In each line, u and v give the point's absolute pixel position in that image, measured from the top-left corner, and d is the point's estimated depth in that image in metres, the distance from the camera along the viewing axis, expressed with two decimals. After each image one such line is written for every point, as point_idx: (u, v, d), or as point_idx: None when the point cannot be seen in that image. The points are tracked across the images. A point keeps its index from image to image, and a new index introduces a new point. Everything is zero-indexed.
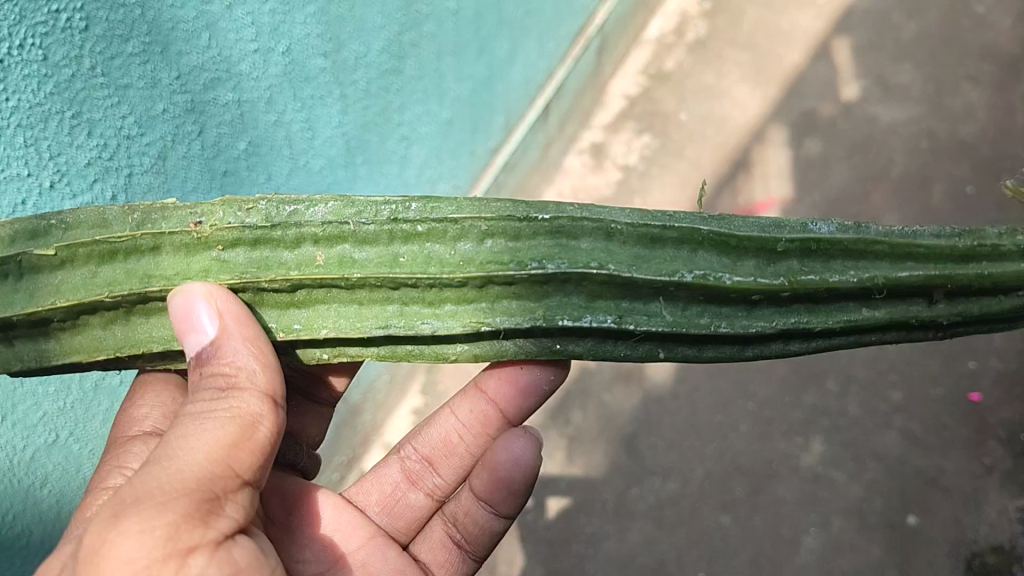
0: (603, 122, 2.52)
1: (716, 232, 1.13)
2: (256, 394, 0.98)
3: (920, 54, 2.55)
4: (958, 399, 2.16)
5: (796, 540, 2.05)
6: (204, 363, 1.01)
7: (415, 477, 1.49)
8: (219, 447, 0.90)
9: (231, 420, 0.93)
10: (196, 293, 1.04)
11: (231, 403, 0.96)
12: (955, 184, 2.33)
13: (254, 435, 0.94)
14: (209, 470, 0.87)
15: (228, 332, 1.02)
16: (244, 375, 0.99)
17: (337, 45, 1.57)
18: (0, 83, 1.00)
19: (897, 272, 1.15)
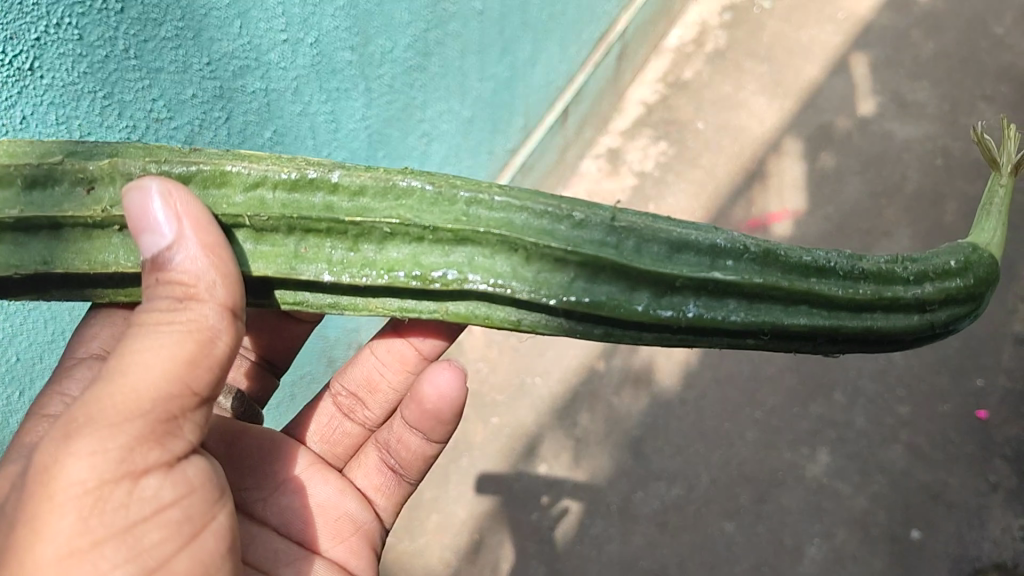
0: (620, 128, 2.54)
1: (664, 246, 1.07)
2: (215, 306, 0.89)
3: (937, 73, 2.58)
4: (965, 414, 2.18)
5: (799, 550, 2.04)
6: (159, 266, 0.89)
7: (348, 409, 1.45)
8: (173, 367, 0.84)
9: (186, 336, 0.85)
10: (153, 191, 0.91)
11: (186, 315, 0.87)
12: (968, 202, 2.32)
13: (211, 351, 0.87)
14: (162, 392, 0.83)
15: (189, 236, 0.91)
16: (203, 286, 0.89)
17: (365, 40, 1.60)
18: (36, 60, 1.04)
19: (833, 294, 1.13)
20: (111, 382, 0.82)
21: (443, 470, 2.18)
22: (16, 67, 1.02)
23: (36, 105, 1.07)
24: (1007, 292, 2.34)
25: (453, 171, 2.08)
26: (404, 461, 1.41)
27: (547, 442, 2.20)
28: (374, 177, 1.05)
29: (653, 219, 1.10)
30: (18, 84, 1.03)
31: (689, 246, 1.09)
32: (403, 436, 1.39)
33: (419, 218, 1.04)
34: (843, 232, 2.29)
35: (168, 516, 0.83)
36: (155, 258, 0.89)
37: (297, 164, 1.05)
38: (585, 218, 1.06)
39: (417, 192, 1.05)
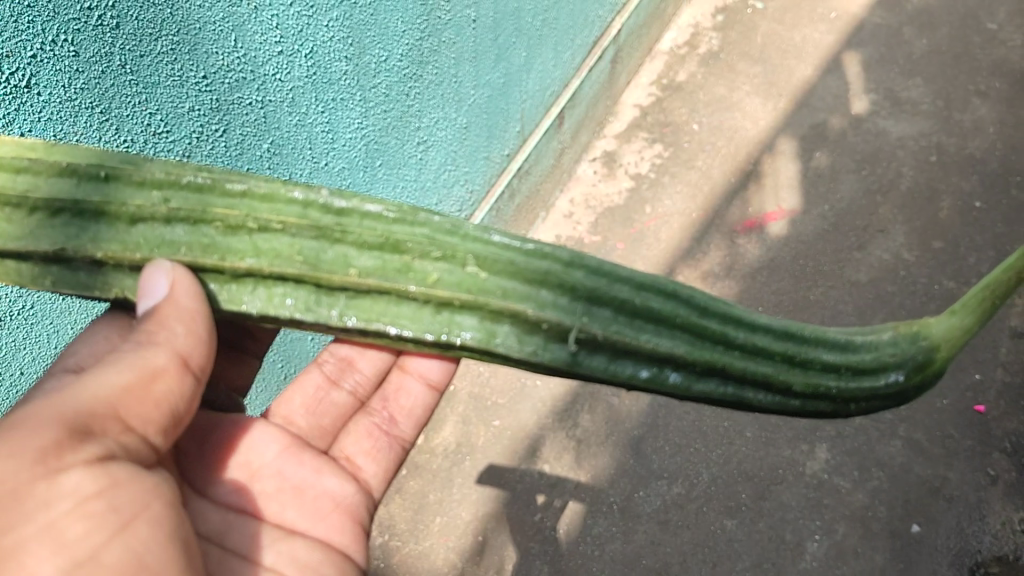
0: (617, 131, 2.57)
1: (616, 342, 1.09)
2: (167, 351, 0.96)
3: (931, 70, 2.59)
4: (963, 408, 2.19)
5: (800, 546, 2.05)
6: (139, 322, 0.98)
7: (336, 375, 1.44)
8: (112, 390, 0.88)
9: (131, 367, 0.91)
10: (155, 262, 1.02)
11: (138, 354, 0.93)
12: (963, 199, 2.33)
13: (151, 386, 0.92)
14: (97, 408, 0.86)
15: (172, 296, 0.99)
16: (162, 334, 0.97)
17: (360, 50, 1.64)
18: (34, 77, 1.08)
19: (770, 393, 1.17)
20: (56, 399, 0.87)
21: (446, 473, 2.21)
22: (13, 84, 1.06)
23: (35, 122, 1.11)
24: None
25: (452, 179, 2.10)
26: (402, 418, 1.45)
27: (547, 444, 2.23)
28: (357, 272, 1.06)
29: (612, 309, 1.10)
30: (17, 101, 1.07)
31: (643, 352, 1.10)
32: (403, 393, 1.46)
33: (393, 322, 1.08)
34: (838, 230, 2.30)
35: (89, 508, 0.80)
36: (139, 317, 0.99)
37: (284, 254, 1.05)
38: (548, 322, 1.07)
39: (394, 287, 1.06)
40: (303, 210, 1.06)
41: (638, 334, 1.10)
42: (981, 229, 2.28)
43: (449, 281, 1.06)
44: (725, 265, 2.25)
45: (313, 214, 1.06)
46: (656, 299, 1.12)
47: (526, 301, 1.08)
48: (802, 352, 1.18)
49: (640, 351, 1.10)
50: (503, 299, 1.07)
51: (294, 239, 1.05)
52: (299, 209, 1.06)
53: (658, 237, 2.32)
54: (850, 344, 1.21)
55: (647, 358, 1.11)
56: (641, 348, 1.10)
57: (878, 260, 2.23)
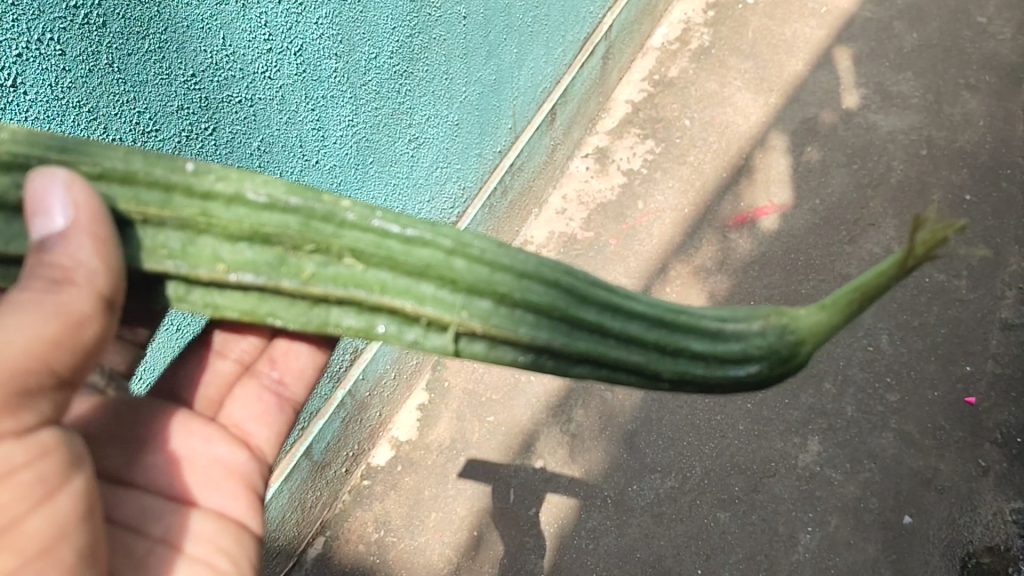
0: (608, 127, 2.58)
1: (476, 329, 1.05)
2: (89, 293, 0.87)
3: (921, 63, 2.60)
4: (954, 400, 2.20)
5: (793, 538, 2.07)
6: (43, 250, 0.88)
7: (220, 346, 1.30)
8: (36, 344, 0.81)
9: (54, 313, 0.83)
10: (60, 180, 0.92)
11: (58, 296, 0.85)
12: (954, 191, 2.36)
13: (77, 334, 0.85)
14: (21, 366, 0.79)
15: (80, 226, 0.91)
16: (81, 272, 0.88)
17: (350, 47, 1.65)
18: (19, 75, 1.08)
19: (638, 378, 1.11)
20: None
21: (441, 469, 2.23)
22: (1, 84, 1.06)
23: (21, 120, 1.11)
24: (994, 279, 2.35)
25: (444, 176, 2.12)
26: (292, 381, 1.35)
27: (542, 439, 2.25)
28: (226, 267, 1.03)
29: (477, 295, 1.05)
30: (4, 100, 1.07)
31: (520, 342, 1.06)
32: (290, 356, 1.33)
33: (278, 319, 1.08)
34: (829, 224, 2.31)
35: (18, 478, 0.78)
36: (40, 243, 0.89)
37: (151, 247, 1.02)
38: (428, 315, 1.05)
39: (262, 277, 1.04)
40: (166, 197, 1.01)
41: (517, 326, 1.06)
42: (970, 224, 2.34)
43: (324, 275, 1.05)
44: (718, 261, 2.26)
45: (177, 203, 1.01)
46: (538, 288, 1.06)
47: (405, 295, 1.05)
48: (675, 339, 1.10)
49: (499, 336, 1.06)
50: (379, 287, 1.05)
51: (163, 231, 1.02)
52: (161, 198, 1.01)
53: (650, 233, 2.33)
54: (722, 334, 1.10)
55: (511, 341, 1.07)
56: (522, 342, 1.06)
57: (868, 253, 2.24)
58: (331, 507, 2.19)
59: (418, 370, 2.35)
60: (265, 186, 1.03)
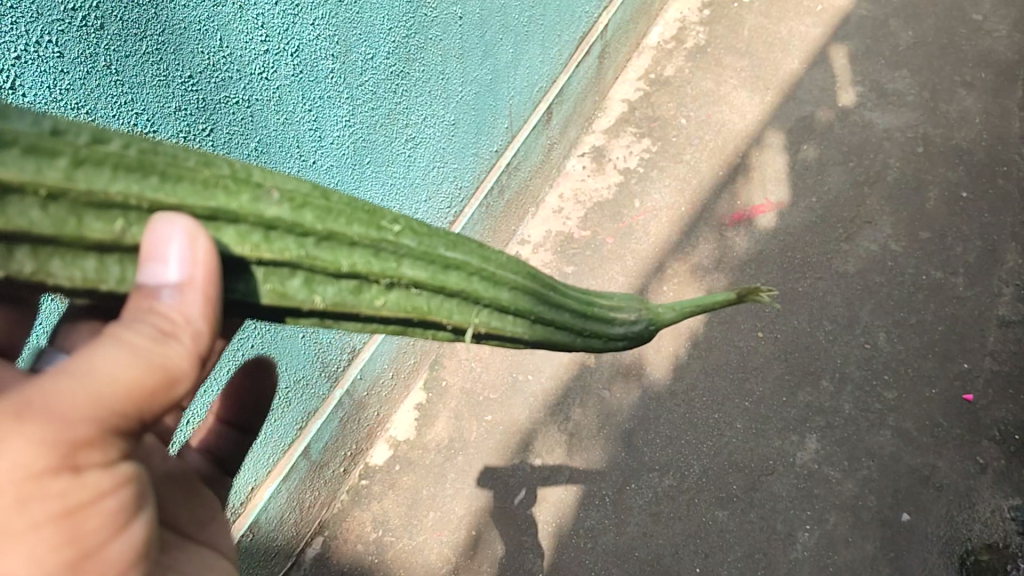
0: (604, 126, 2.58)
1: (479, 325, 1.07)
2: (190, 353, 0.74)
3: (917, 61, 2.60)
4: (952, 397, 2.18)
5: (791, 537, 2.06)
6: (154, 302, 0.73)
7: None
8: (129, 402, 0.67)
9: (156, 368, 0.70)
10: (179, 226, 0.75)
11: (160, 353, 0.70)
12: (950, 187, 2.38)
13: (170, 396, 0.71)
14: (106, 422, 0.66)
15: (199, 283, 0.75)
16: (186, 331, 0.74)
17: (347, 48, 1.65)
18: (17, 78, 1.08)
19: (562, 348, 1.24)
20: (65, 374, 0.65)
21: (439, 469, 2.22)
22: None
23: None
24: (991, 277, 2.29)
25: (441, 176, 2.12)
26: None
27: (541, 438, 2.24)
28: (322, 299, 0.90)
29: (484, 297, 1.06)
30: None
31: (502, 334, 1.12)
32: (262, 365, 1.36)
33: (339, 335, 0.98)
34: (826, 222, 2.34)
35: (104, 505, 0.67)
36: (151, 289, 0.74)
37: (262, 281, 0.86)
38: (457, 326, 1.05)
39: (344, 303, 0.93)
40: (266, 233, 0.84)
41: (509, 325, 1.12)
42: (968, 222, 2.35)
43: (393, 301, 0.97)
44: (715, 259, 2.27)
45: (277, 240, 0.85)
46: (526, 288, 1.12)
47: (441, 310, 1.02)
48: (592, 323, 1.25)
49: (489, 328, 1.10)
50: (429, 306, 1.01)
51: (269, 268, 0.86)
52: (258, 233, 0.83)
53: (646, 232, 2.33)
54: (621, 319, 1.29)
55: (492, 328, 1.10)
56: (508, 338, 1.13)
57: (865, 251, 2.32)
58: (329, 507, 2.18)
59: (415, 369, 2.35)
60: (347, 217, 0.90)
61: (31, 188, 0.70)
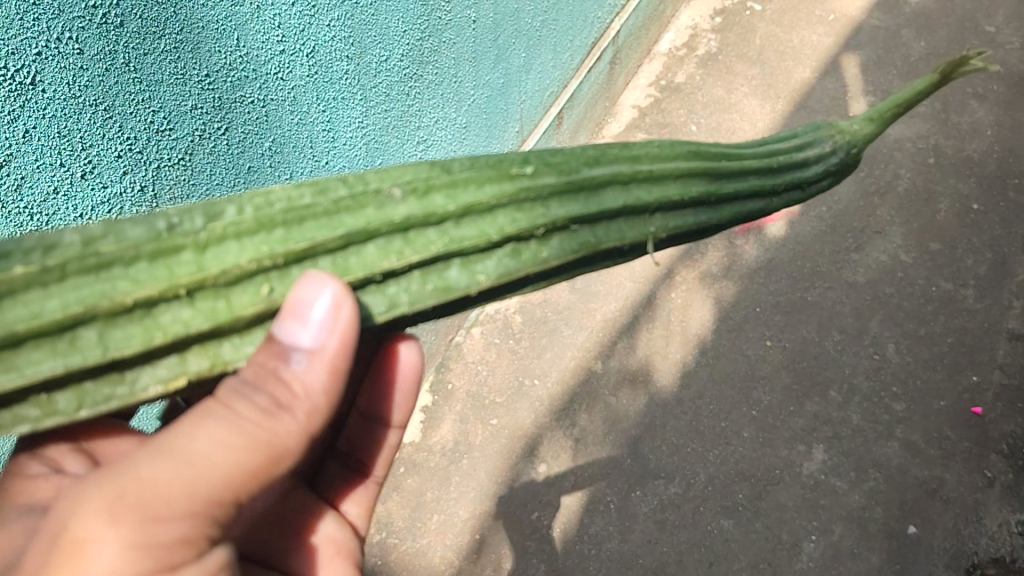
0: (615, 131, 2.56)
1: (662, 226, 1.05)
2: (300, 426, 0.83)
3: (929, 72, 2.58)
4: (960, 410, 2.17)
5: (797, 547, 2.06)
6: (281, 366, 0.82)
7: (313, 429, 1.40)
8: (237, 480, 0.77)
9: (263, 449, 0.79)
10: (327, 291, 0.82)
11: (271, 430, 0.80)
12: (961, 200, 2.38)
13: (276, 471, 0.81)
14: (217, 500, 0.76)
15: (326, 353, 0.84)
16: (300, 403, 0.83)
17: (361, 50, 1.65)
18: (39, 75, 1.08)
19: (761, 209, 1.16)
20: (172, 449, 0.75)
21: (443, 471, 2.21)
22: (17, 81, 1.05)
23: (40, 118, 1.11)
24: (1001, 289, 2.29)
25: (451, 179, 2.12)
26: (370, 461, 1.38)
27: (546, 442, 2.23)
28: (484, 275, 0.93)
29: (657, 194, 1.04)
30: (20, 98, 1.07)
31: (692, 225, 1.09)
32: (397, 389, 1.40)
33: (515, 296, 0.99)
34: (835, 232, 2.39)
35: None
36: (283, 349, 0.83)
37: (405, 282, 0.90)
38: (635, 244, 1.04)
39: (506, 261, 0.95)
40: (404, 233, 0.90)
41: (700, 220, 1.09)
42: (979, 233, 2.35)
43: (559, 244, 0.98)
44: (723, 266, 2.40)
45: (416, 237, 0.90)
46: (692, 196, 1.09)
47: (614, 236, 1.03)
48: (779, 175, 1.17)
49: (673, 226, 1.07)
50: (599, 237, 1.01)
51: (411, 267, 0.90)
52: (399, 241, 0.90)
53: None
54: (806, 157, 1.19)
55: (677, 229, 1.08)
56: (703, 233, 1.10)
57: (875, 261, 2.33)
58: None
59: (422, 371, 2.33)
60: (477, 184, 0.94)
61: (171, 293, 0.82)
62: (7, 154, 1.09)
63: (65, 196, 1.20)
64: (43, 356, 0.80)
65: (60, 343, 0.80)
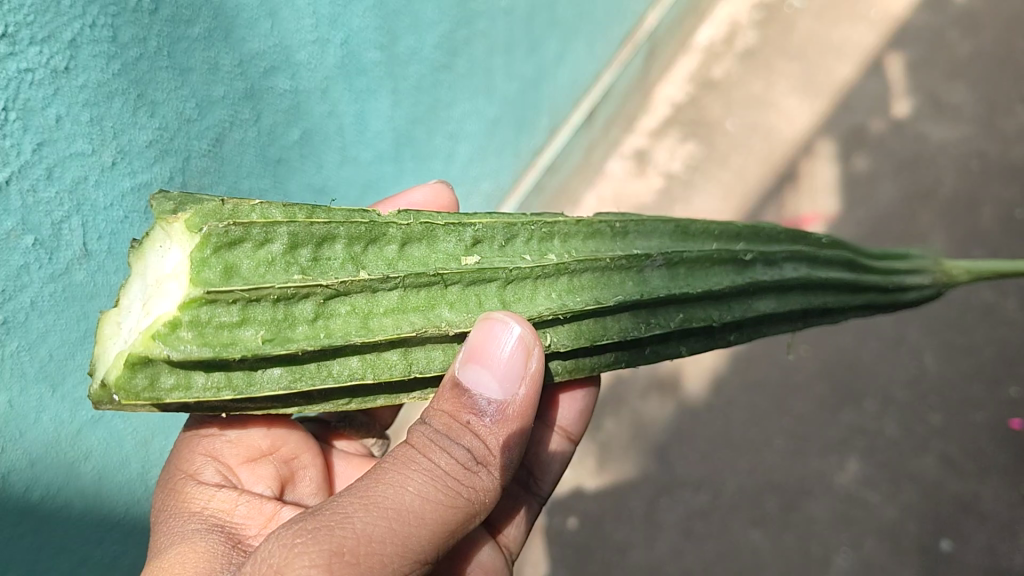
0: (649, 127, 2.49)
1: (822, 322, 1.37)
2: (492, 483, 0.93)
3: (974, 73, 2.48)
4: (998, 423, 2.10)
5: (827, 559, 2.02)
6: (479, 416, 0.93)
7: None
8: (440, 535, 0.86)
9: (464, 506, 0.89)
10: (518, 343, 0.96)
11: (468, 485, 0.90)
12: (1006, 205, 2.30)
13: (467, 526, 0.91)
14: (424, 557, 0.85)
15: (514, 405, 0.95)
16: (495, 457, 0.94)
17: (394, 39, 1.57)
18: (71, 60, 1.03)
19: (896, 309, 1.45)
20: (384, 503, 0.83)
21: None
22: (52, 68, 1.01)
23: (70, 105, 1.06)
24: None
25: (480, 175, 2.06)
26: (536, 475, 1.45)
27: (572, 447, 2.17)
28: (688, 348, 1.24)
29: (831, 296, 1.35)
30: (54, 85, 1.02)
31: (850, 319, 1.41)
32: (565, 405, 1.48)
33: None
34: (876, 236, 2.28)
35: None
36: (478, 400, 0.94)
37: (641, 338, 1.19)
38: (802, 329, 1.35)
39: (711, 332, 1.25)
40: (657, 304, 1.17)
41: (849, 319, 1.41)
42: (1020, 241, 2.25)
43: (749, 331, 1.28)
44: None
45: (664, 309, 1.18)
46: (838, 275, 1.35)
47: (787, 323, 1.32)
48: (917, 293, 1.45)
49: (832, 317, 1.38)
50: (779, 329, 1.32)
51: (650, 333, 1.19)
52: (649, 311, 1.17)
53: None
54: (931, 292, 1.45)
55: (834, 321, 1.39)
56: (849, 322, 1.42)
57: None
58: None
59: None
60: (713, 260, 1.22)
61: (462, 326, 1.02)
62: (39, 141, 1.03)
63: (94, 184, 1.14)
64: (351, 364, 0.99)
65: (372, 358, 0.99)
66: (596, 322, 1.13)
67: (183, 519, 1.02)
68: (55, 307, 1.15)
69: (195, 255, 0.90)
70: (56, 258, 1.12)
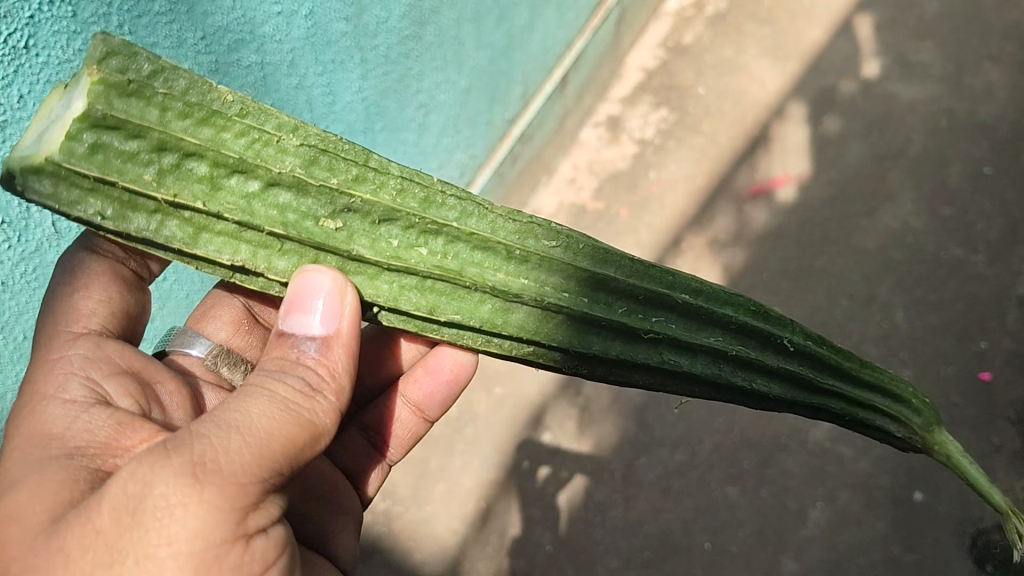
0: (620, 94, 2.53)
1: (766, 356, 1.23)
2: (328, 396, 0.91)
3: (943, 32, 2.52)
4: (968, 376, 2.12)
5: (802, 513, 2.07)
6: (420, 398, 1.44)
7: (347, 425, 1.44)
8: (279, 452, 0.82)
9: (307, 427, 0.86)
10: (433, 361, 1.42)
11: (316, 412, 0.88)
12: (973, 163, 2.32)
13: (310, 447, 0.87)
14: (266, 469, 0.80)
15: (340, 339, 0.96)
16: (317, 385, 0.91)
17: (360, 10, 1.56)
18: (32, 37, 1.02)
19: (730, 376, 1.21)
20: (240, 428, 0.80)
21: (448, 440, 2.20)
22: (11, 45, 1.00)
23: (32, 84, 1.05)
24: (1013, 254, 2.22)
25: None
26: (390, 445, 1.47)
27: (552, 412, 2.21)
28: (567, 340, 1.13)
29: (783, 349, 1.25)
30: (13, 63, 1.01)
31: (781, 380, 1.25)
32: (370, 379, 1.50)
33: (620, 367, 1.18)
34: (845, 197, 2.31)
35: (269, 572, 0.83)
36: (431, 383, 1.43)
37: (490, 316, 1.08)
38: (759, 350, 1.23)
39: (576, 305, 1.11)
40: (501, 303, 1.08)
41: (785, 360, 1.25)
42: (988, 197, 2.28)
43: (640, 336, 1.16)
44: (733, 233, 2.29)
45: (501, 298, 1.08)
46: (754, 350, 1.22)
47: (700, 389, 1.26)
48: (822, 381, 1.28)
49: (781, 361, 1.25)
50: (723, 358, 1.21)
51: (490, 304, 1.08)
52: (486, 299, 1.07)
53: (662, 204, 2.33)
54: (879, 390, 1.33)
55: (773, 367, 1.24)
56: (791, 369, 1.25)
57: (885, 227, 2.27)
58: None
59: None
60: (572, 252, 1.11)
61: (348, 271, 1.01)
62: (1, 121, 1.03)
63: None
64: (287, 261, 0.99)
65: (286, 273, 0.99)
66: (458, 298, 1.06)
67: (29, 443, 0.85)
68: (29, 289, 1.16)
69: (73, 125, 0.87)
70: (27, 238, 1.11)
